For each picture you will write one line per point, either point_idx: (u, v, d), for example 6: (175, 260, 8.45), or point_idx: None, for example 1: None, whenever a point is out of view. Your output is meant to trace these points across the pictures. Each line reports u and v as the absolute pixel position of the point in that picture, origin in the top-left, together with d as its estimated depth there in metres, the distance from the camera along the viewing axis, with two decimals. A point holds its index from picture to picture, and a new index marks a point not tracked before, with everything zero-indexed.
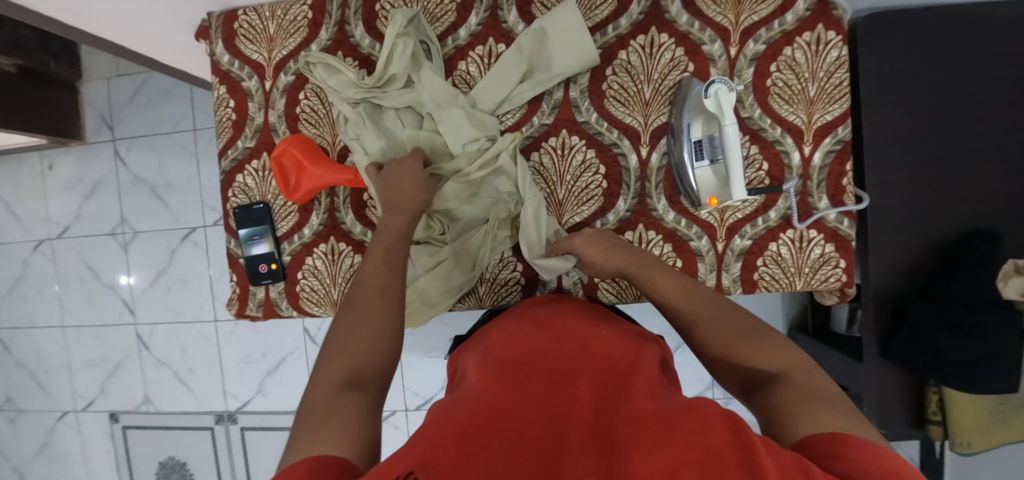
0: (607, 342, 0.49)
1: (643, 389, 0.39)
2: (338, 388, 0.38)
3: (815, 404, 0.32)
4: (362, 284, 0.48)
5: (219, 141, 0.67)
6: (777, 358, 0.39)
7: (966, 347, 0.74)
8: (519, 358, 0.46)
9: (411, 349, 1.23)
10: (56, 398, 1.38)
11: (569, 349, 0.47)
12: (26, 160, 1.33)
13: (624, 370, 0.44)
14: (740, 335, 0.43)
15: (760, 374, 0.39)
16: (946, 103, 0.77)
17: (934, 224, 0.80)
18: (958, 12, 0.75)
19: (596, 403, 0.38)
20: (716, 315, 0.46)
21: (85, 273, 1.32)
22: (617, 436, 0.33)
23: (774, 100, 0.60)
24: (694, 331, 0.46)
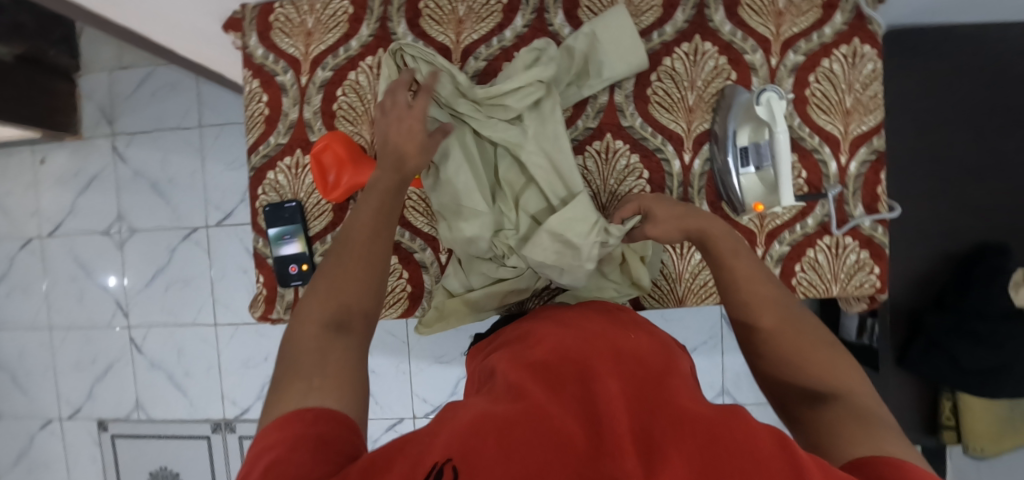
0: (637, 342, 0.44)
1: (681, 389, 0.35)
2: (324, 331, 0.39)
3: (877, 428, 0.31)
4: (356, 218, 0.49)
5: (251, 136, 0.65)
6: (844, 379, 0.37)
7: (982, 357, 0.76)
8: (551, 354, 0.41)
9: (421, 355, 1.20)
10: (40, 404, 1.31)
11: (598, 346, 0.41)
12: (16, 153, 1.27)
13: (659, 368, 0.39)
14: (812, 348, 0.40)
15: (825, 390, 0.37)
16: (960, 118, 0.80)
17: (947, 235, 0.82)
18: (971, 32, 0.78)
19: (633, 400, 0.33)
20: (788, 318, 0.43)
21: (76, 272, 1.26)
22: (661, 438, 0.27)
23: (812, 110, 0.62)
24: (763, 328, 0.43)
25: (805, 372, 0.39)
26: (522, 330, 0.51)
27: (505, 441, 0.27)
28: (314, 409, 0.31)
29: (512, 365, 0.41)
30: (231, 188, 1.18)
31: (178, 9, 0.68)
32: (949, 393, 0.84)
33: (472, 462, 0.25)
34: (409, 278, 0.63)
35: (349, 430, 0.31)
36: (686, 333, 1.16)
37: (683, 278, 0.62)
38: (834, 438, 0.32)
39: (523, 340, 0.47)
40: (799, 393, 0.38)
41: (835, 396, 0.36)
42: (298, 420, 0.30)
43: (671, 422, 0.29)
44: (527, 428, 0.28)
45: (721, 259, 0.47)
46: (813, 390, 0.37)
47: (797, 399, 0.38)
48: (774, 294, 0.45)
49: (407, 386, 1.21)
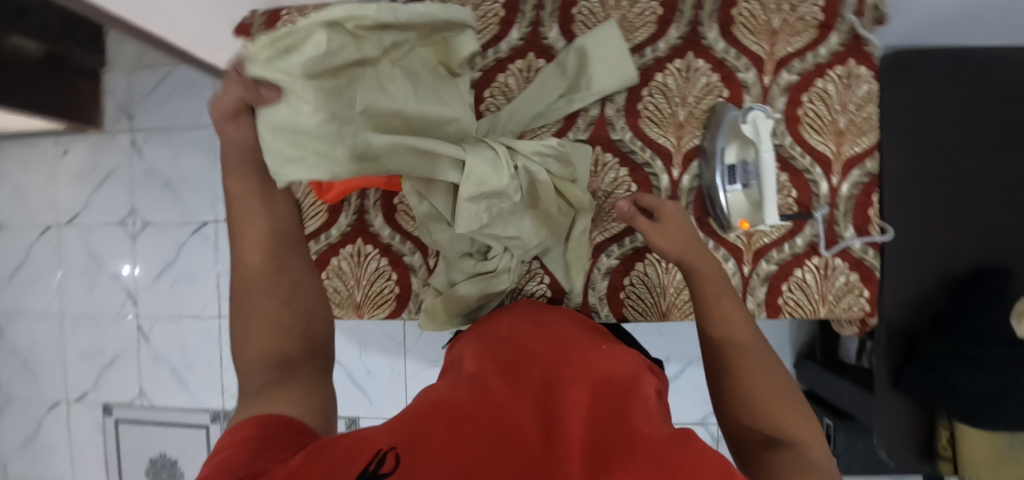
0: (607, 357, 0.44)
1: (641, 404, 0.35)
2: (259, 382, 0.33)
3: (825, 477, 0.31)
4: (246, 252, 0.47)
5: None
6: (804, 429, 0.36)
7: (978, 381, 0.74)
8: (521, 360, 0.41)
9: (417, 358, 1.21)
10: (49, 387, 1.35)
11: (569, 358, 0.42)
12: (39, 144, 1.32)
13: (628, 381, 0.39)
14: (780, 396, 0.39)
15: (786, 436, 0.36)
16: (964, 142, 0.79)
17: (945, 259, 0.81)
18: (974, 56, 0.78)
19: (593, 408, 0.33)
20: (750, 344, 0.44)
21: (89, 262, 1.31)
22: (607, 447, 0.28)
23: (804, 129, 0.62)
24: (734, 361, 0.43)
25: (766, 413, 0.38)
26: (493, 328, 0.51)
27: (455, 431, 0.28)
28: (267, 417, 0.34)
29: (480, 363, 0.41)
30: None
31: (192, 15, 0.71)
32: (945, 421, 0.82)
33: (413, 452, 0.25)
34: (397, 280, 0.65)
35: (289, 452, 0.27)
36: (682, 347, 1.16)
37: (667, 293, 0.62)
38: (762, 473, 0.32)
39: (496, 339, 0.47)
40: (754, 438, 0.37)
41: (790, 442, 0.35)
42: (251, 426, 0.32)
43: (624, 431, 0.29)
44: (480, 424, 0.29)
45: (702, 296, 0.49)
46: (769, 433, 0.37)
47: (752, 444, 0.37)
48: (744, 334, 0.45)
49: (401, 388, 1.22)
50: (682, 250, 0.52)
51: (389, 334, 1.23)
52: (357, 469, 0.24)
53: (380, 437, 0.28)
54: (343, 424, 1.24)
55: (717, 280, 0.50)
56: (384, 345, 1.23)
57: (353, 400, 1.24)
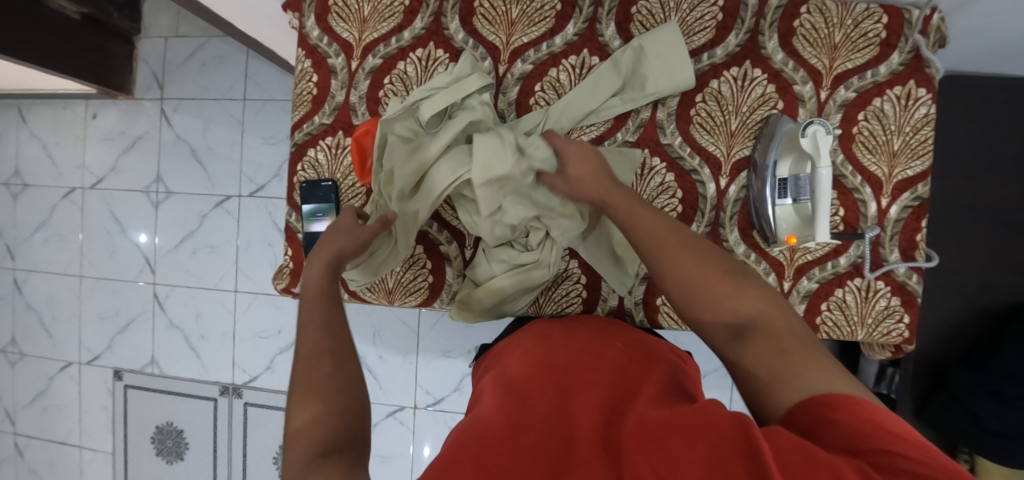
0: (617, 353, 0.44)
1: (649, 394, 0.36)
2: (310, 466, 0.33)
3: (811, 359, 0.33)
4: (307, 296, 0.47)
5: (296, 114, 0.67)
6: (756, 304, 0.37)
7: (1008, 418, 0.72)
8: (532, 368, 0.42)
9: (429, 347, 1.22)
10: (63, 347, 1.36)
11: (576, 358, 0.43)
12: (70, 106, 1.33)
13: (632, 375, 0.40)
14: (721, 280, 0.39)
15: (743, 315, 0.37)
16: (1004, 175, 0.79)
17: (979, 293, 0.81)
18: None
19: (605, 409, 0.34)
20: (678, 241, 0.42)
21: (111, 226, 1.31)
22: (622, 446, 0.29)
23: (857, 148, 0.61)
24: (668, 263, 0.41)
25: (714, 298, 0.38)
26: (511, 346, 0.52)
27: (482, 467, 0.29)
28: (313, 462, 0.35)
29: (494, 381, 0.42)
30: (267, 162, 1.22)
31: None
32: (966, 454, 0.83)
33: None
34: (432, 269, 0.64)
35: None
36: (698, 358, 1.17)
37: None
38: (768, 383, 0.34)
39: (510, 355, 0.48)
40: (720, 330, 0.38)
41: (751, 322, 0.37)
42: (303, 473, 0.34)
43: (636, 425, 0.30)
44: (503, 453, 0.30)
45: (623, 217, 0.45)
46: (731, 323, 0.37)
47: (722, 338, 0.38)
48: (669, 237, 0.43)
49: (412, 376, 1.23)
50: (599, 185, 0.49)
51: (403, 320, 1.22)
52: None
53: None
54: None
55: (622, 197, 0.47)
56: (398, 331, 1.23)
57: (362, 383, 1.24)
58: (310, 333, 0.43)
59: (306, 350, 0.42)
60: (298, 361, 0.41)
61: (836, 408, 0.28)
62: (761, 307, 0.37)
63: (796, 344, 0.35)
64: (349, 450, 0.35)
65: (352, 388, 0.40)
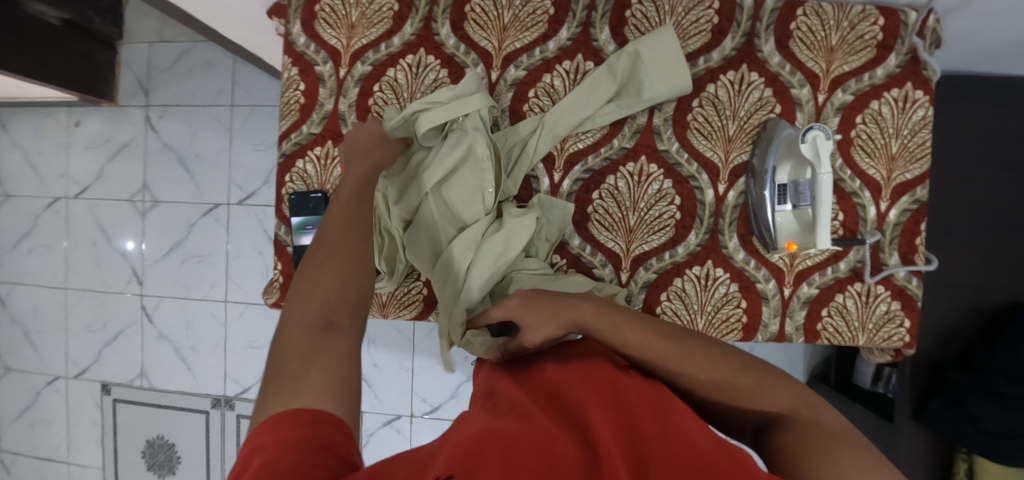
0: (635, 376, 0.42)
1: (681, 420, 0.33)
2: (311, 332, 0.38)
3: (835, 433, 0.34)
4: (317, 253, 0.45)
5: (284, 124, 0.65)
6: (777, 401, 0.38)
7: (1005, 420, 0.73)
8: (547, 390, 0.40)
9: (425, 354, 1.20)
10: (50, 361, 1.33)
11: (593, 373, 0.40)
12: (50, 114, 1.29)
13: (655, 399, 0.37)
14: (737, 383, 0.41)
15: (768, 416, 0.38)
16: (994, 175, 0.80)
17: (977, 294, 0.82)
18: (1014, 86, 0.77)
19: (629, 425, 0.32)
20: (677, 349, 0.43)
21: (96, 236, 1.28)
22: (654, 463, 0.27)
23: (856, 151, 0.60)
24: (684, 377, 0.42)
25: (733, 398, 0.41)
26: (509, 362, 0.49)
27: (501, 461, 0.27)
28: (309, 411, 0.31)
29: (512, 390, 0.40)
30: (256, 169, 1.20)
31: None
32: (965, 453, 0.83)
33: None
34: (426, 281, 0.63)
35: (341, 432, 0.30)
36: None
37: (704, 311, 0.60)
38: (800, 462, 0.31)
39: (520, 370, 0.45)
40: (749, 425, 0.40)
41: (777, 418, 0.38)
42: (295, 420, 0.30)
43: (668, 453, 0.28)
44: (522, 450, 0.28)
45: (607, 336, 0.44)
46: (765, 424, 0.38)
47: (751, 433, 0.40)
48: (670, 351, 0.43)
49: (408, 384, 1.21)
50: (557, 318, 0.46)
51: (397, 327, 1.21)
52: None
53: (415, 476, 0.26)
54: None
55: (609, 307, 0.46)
56: (393, 339, 1.21)
57: None
58: (315, 296, 0.41)
59: (327, 238, 0.47)
60: (305, 292, 0.41)
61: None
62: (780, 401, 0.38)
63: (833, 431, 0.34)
64: (349, 329, 0.40)
65: (360, 282, 0.44)
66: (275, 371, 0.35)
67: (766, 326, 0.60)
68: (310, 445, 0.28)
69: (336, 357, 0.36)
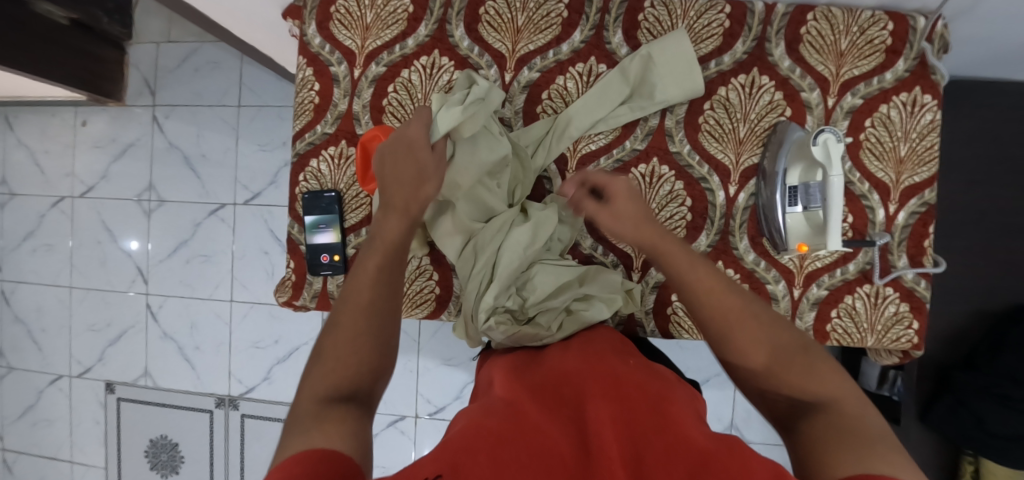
0: (636, 367, 0.43)
1: (677, 416, 0.34)
2: (322, 403, 0.36)
3: (872, 429, 0.32)
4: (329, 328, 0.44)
5: (298, 123, 0.66)
6: (826, 383, 0.37)
7: (1012, 422, 0.73)
8: (550, 384, 0.41)
9: (430, 355, 1.20)
10: (53, 360, 1.33)
11: (594, 367, 0.41)
12: (57, 113, 1.29)
13: (654, 391, 0.38)
14: (790, 357, 0.39)
15: (802, 398, 0.37)
16: (998, 180, 0.81)
17: (982, 296, 0.83)
18: (1016, 91, 0.79)
19: (628, 421, 0.33)
20: (742, 306, 0.42)
21: (101, 235, 1.28)
22: (650, 465, 0.28)
23: (865, 154, 0.61)
24: (733, 335, 0.41)
25: (774, 373, 0.39)
26: (515, 353, 0.50)
27: (497, 462, 0.28)
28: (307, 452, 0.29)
29: (512, 385, 0.41)
30: (262, 169, 1.20)
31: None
32: (971, 456, 0.83)
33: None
34: (438, 280, 0.63)
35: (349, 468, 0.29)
36: (700, 363, 1.18)
37: None
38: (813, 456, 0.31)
39: (525, 364, 0.47)
40: (782, 401, 0.38)
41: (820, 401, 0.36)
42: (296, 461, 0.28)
43: (664, 453, 0.29)
44: (520, 453, 0.29)
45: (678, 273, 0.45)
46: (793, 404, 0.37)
47: (782, 409, 0.38)
48: (728, 309, 0.42)
49: (413, 384, 1.21)
50: (643, 233, 0.48)
51: (402, 327, 1.21)
52: None
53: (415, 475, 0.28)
54: None
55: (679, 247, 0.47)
56: (397, 340, 1.21)
57: None
58: (328, 364, 0.40)
59: (357, 285, 0.47)
60: (316, 364, 0.41)
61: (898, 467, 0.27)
62: (826, 385, 0.37)
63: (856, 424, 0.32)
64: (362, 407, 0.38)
65: (383, 342, 0.44)
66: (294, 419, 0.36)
67: None
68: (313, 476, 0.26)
69: (351, 415, 0.36)
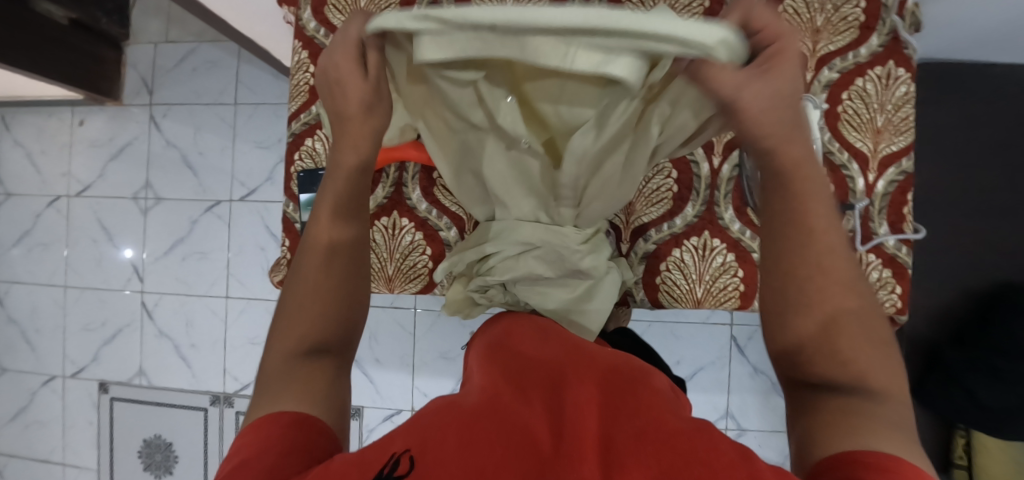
0: (617, 358, 0.44)
1: (651, 399, 0.34)
2: (296, 357, 0.40)
3: (881, 428, 0.29)
4: (304, 267, 0.46)
5: (294, 104, 0.68)
6: (868, 369, 0.33)
7: (1000, 392, 0.75)
8: (532, 362, 0.42)
9: (426, 348, 1.20)
10: (47, 361, 1.32)
11: (574, 354, 0.42)
12: (54, 113, 1.31)
13: (632, 378, 0.38)
14: (858, 339, 0.35)
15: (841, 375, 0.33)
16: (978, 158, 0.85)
17: (969, 273, 0.86)
18: (988, 73, 0.82)
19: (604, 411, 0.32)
20: (836, 274, 0.37)
21: (98, 235, 1.29)
22: (619, 448, 0.28)
23: (843, 126, 0.63)
24: (807, 290, 0.37)
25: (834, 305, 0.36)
26: (501, 329, 0.52)
27: (466, 437, 0.29)
28: (287, 416, 0.34)
29: (493, 364, 0.42)
30: (259, 166, 1.22)
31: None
32: (962, 430, 0.85)
33: (424, 454, 0.28)
34: (431, 255, 0.64)
35: (322, 436, 0.34)
36: (696, 351, 1.19)
37: (702, 281, 0.62)
38: (819, 432, 0.30)
39: (508, 340, 0.47)
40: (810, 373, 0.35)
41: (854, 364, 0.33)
42: (275, 423, 0.33)
43: (636, 435, 0.28)
44: (492, 429, 0.30)
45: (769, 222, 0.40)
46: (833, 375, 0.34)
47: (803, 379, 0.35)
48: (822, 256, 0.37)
49: (409, 379, 1.20)
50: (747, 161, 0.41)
51: (398, 322, 1.21)
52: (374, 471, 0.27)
53: (388, 446, 0.30)
54: None
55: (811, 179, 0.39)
56: (394, 334, 1.21)
57: (358, 389, 1.21)
58: (302, 312, 0.43)
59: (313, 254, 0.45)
60: (289, 305, 0.44)
61: (843, 466, 0.26)
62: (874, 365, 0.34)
63: (890, 420, 0.30)
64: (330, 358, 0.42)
65: (347, 304, 0.45)
66: (261, 382, 0.39)
67: None
68: (290, 448, 0.30)
69: (319, 371, 0.40)
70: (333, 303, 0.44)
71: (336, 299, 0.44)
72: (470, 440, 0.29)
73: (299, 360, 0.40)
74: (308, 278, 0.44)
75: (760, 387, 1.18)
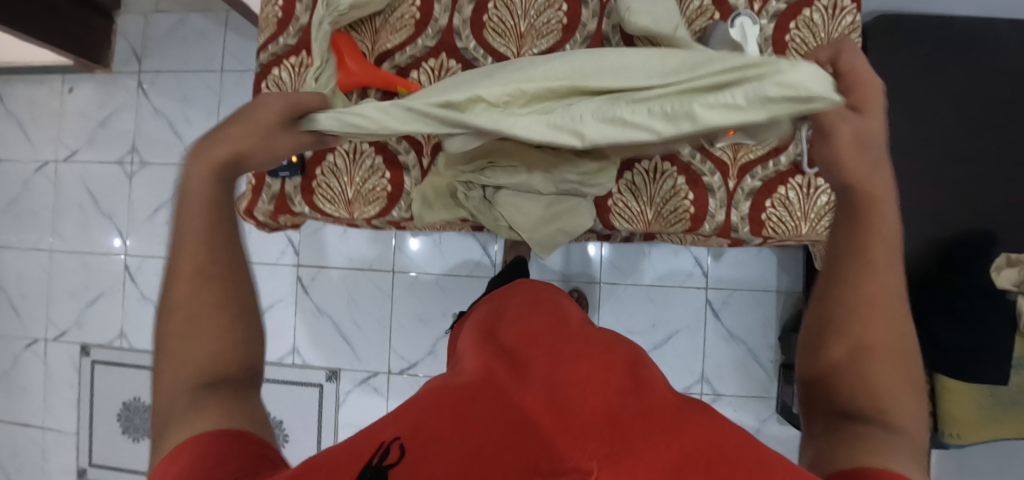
0: (604, 337, 0.48)
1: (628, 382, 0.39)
2: (187, 382, 0.35)
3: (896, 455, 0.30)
4: (172, 270, 0.37)
5: (263, 36, 0.70)
6: (900, 415, 0.33)
7: (959, 331, 0.79)
8: (523, 341, 0.47)
9: (404, 311, 1.22)
10: (29, 325, 1.33)
11: (565, 333, 0.47)
12: (46, 82, 1.34)
13: (615, 358, 0.43)
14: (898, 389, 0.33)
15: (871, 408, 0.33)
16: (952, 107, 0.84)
17: (934, 223, 0.83)
18: (945, 25, 0.84)
19: (597, 377, 0.39)
20: (895, 341, 0.35)
21: (84, 200, 1.31)
22: (617, 417, 0.34)
23: (790, 55, 0.65)
24: (853, 324, 0.36)
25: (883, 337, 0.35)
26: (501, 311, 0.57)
27: (463, 421, 0.34)
28: (200, 439, 0.32)
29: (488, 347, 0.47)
30: None
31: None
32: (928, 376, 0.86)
33: (417, 435, 0.33)
34: (391, 179, 0.65)
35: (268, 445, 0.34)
36: (670, 314, 1.21)
37: (653, 204, 0.64)
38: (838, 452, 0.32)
39: (503, 327, 0.52)
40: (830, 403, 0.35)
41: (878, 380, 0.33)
42: (190, 450, 0.31)
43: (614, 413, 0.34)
44: (482, 409, 0.35)
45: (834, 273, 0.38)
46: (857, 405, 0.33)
47: (825, 408, 0.35)
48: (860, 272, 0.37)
49: (386, 341, 1.22)
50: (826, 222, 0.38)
51: (376, 284, 1.22)
52: (368, 458, 0.31)
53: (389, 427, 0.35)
54: (323, 375, 1.23)
55: (878, 225, 0.38)
56: (372, 296, 1.23)
57: (336, 351, 1.23)
58: (173, 321, 0.36)
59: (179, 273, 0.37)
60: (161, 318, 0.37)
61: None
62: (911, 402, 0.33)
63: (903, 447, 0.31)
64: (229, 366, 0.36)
65: (227, 297, 0.38)
66: (162, 417, 0.35)
67: (713, 217, 0.63)
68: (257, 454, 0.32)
69: (218, 387, 0.35)
70: (208, 299, 0.37)
71: (209, 295, 0.37)
72: (462, 419, 0.35)
73: (192, 398, 0.34)
74: (178, 282, 0.37)
75: (733, 350, 1.20)
